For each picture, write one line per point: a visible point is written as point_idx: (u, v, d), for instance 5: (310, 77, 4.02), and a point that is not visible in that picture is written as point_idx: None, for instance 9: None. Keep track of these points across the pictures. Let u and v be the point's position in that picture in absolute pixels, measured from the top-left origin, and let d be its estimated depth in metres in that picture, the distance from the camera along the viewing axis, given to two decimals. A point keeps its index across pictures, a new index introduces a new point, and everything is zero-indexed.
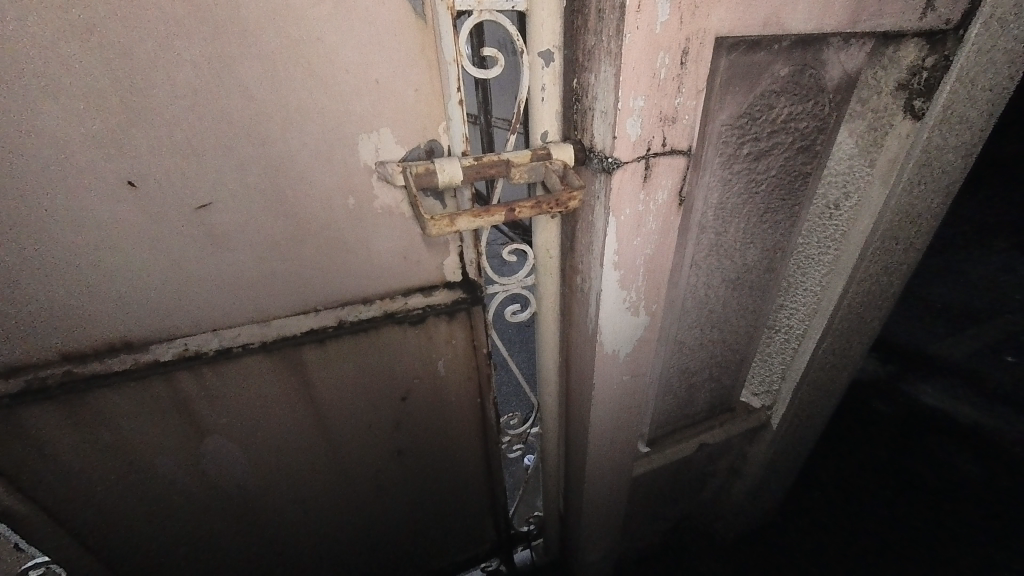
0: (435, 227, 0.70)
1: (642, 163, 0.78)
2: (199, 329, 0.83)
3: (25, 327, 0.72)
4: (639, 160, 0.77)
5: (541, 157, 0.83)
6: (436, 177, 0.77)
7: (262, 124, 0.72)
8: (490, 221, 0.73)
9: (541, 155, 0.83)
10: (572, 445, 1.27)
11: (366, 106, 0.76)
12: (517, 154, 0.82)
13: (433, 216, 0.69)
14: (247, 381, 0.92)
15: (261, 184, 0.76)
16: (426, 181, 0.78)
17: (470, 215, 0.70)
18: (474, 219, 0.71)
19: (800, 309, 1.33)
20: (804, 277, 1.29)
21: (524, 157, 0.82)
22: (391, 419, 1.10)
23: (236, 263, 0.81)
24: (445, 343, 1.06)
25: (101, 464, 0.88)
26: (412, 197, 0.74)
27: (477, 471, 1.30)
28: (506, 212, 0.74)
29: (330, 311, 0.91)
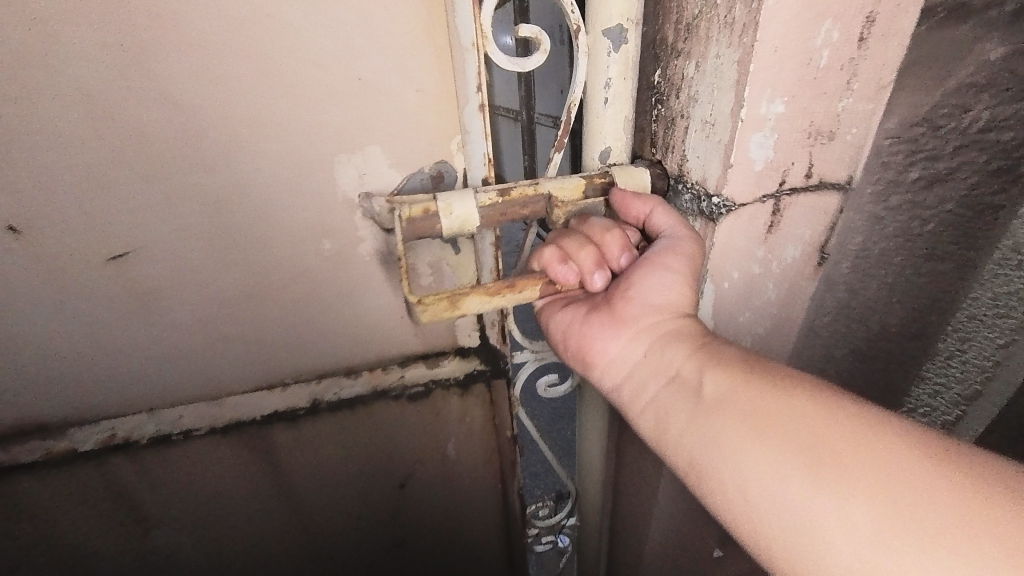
0: (433, 314, 0.45)
1: (769, 204, 0.48)
2: (133, 409, 0.65)
3: None
4: (765, 199, 0.47)
5: (597, 189, 0.55)
6: (438, 222, 0.50)
7: (195, 145, 0.50)
8: (517, 298, 0.49)
9: (599, 186, 0.55)
10: (619, 552, 0.98)
11: (343, 116, 0.52)
12: (565, 184, 0.53)
13: (427, 296, 0.44)
14: (201, 469, 0.72)
15: (205, 228, 0.55)
16: (424, 229, 0.51)
17: (484, 293, 0.46)
18: (489, 296, 0.47)
19: (950, 391, 0.79)
20: (969, 346, 0.73)
21: (576, 187, 0.54)
22: (386, 510, 0.87)
23: (176, 329, 0.60)
24: (457, 422, 0.80)
25: (27, 557, 0.72)
26: (397, 256, 0.46)
27: (496, 566, 1.04)
28: (544, 286, 0.51)
29: (302, 385, 0.69)
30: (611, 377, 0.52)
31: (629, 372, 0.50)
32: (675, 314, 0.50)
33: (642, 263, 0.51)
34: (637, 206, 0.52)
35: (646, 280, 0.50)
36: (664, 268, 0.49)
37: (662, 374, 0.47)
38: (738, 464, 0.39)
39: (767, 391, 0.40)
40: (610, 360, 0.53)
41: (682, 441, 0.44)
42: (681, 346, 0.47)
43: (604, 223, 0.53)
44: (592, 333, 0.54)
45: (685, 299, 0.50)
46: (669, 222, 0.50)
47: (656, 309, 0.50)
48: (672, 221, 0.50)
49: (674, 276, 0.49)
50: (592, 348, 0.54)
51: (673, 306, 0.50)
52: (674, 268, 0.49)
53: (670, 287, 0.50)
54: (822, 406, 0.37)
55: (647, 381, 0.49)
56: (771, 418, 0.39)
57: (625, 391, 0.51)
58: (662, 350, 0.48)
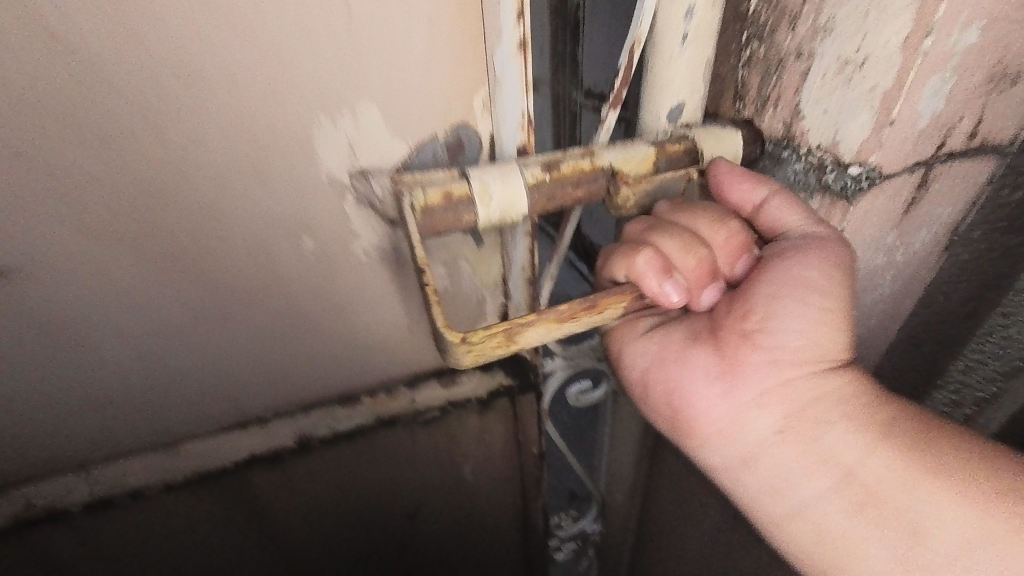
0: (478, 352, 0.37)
1: (920, 175, 0.36)
2: (61, 468, 0.49)
3: None
4: (916, 168, 0.35)
5: (674, 160, 0.39)
6: (465, 214, 0.35)
7: (100, 106, 0.33)
8: (592, 322, 0.39)
9: (677, 155, 0.39)
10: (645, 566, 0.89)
11: (324, 59, 0.35)
12: (632, 154, 0.38)
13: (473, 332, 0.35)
14: (161, 530, 0.57)
15: (131, 228, 0.38)
16: (443, 225, 0.35)
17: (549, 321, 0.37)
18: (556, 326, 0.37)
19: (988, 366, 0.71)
20: (1010, 320, 0.65)
21: (648, 157, 0.38)
22: (394, 545, 0.75)
23: (107, 364, 0.45)
24: (476, 443, 0.68)
25: None
26: (416, 270, 0.35)
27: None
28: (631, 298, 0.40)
29: (285, 421, 0.55)
30: (721, 453, 0.46)
31: (758, 447, 0.44)
32: (826, 369, 0.42)
33: (766, 284, 0.43)
34: (747, 191, 0.40)
35: (786, 327, 0.42)
36: (798, 294, 0.41)
37: (814, 462, 0.41)
38: (857, 537, 0.39)
39: (883, 458, 0.39)
40: (724, 427, 0.45)
41: (821, 525, 0.41)
42: (844, 429, 0.41)
43: (707, 216, 0.42)
44: (693, 381, 0.47)
45: (831, 351, 0.42)
46: (794, 216, 0.40)
47: (792, 361, 0.43)
48: (800, 216, 0.40)
49: (812, 314, 0.42)
50: (692, 401, 0.47)
51: (820, 351, 0.42)
52: (820, 289, 0.40)
53: (806, 333, 0.42)
54: (919, 458, 0.38)
55: (783, 465, 0.43)
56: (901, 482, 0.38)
57: (737, 473, 0.45)
58: (805, 426, 0.42)
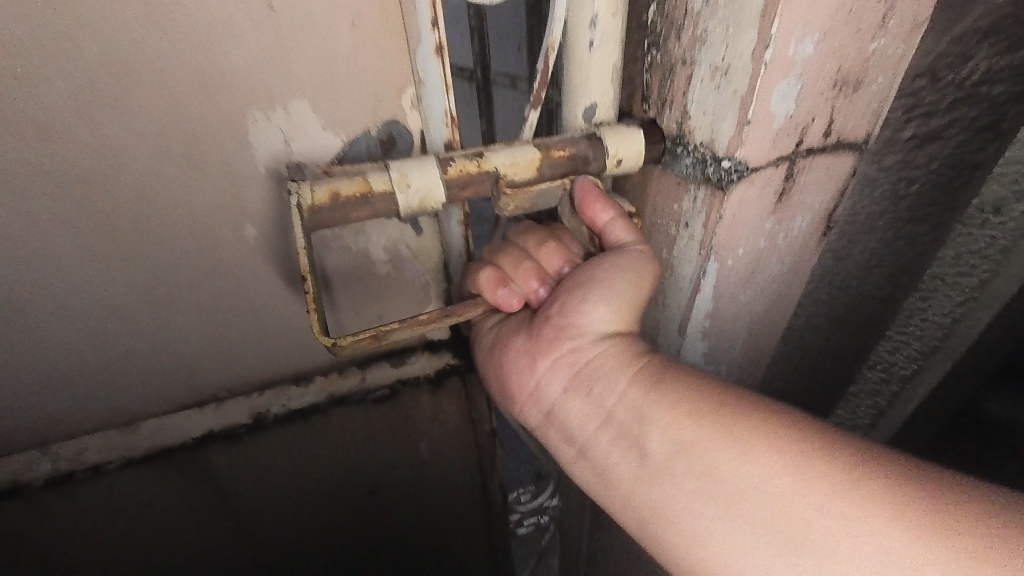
0: (352, 347, 0.39)
1: (786, 166, 0.42)
2: (21, 443, 0.52)
3: None
4: (780, 162, 0.41)
5: (558, 164, 0.43)
6: (352, 212, 0.39)
7: (39, 98, 0.36)
8: (455, 323, 0.44)
9: (562, 160, 0.43)
10: (597, 544, 0.94)
11: (253, 60, 0.39)
12: (517, 158, 0.42)
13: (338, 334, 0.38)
14: (120, 504, 0.60)
15: (74, 212, 0.41)
16: (333, 221, 0.39)
17: (413, 326, 0.41)
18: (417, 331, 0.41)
19: (908, 346, 0.78)
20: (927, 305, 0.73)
21: (532, 164, 0.43)
22: (355, 520, 0.79)
23: (61, 344, 0.48)
24: (429, 421, 0.73)
25: None
26: (301, 275, 0.37)
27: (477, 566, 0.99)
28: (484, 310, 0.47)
29: (240, 399, 0.58)
30: (532, 409, 0.49)
31: (551, 406, 0.47)
32: (606, 338, 0.45)
33: (573, 283, 0.48)
34: (599, 212, 0.45)
35: (582, 301, 0.46)
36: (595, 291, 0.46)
37: (591, 412, 0.43)
38: (622, 466, 0.40)
39: (694, 424, 0.37)
40: (529, 390, 0.49)
41: (597, 463, 0.42)
42: (617, 376, 0.43)
43: (536, 237, 0.51)
44: (515, 351, 0.50)
45: (619, 320, 0.46)
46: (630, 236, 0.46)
47: (589, 332, 0.46)
48: (632, 237, 0.46)
49: (611, 295, 0.45)
50: (510, 369, 0.50)
51: (606, 324, 0.45)
52: (606, 286, 0.45)
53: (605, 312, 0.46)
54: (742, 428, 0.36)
55: (571, 424, 0.45)
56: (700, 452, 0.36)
57: (546, 429, 0.47)
58: (585, 382, 0.44)
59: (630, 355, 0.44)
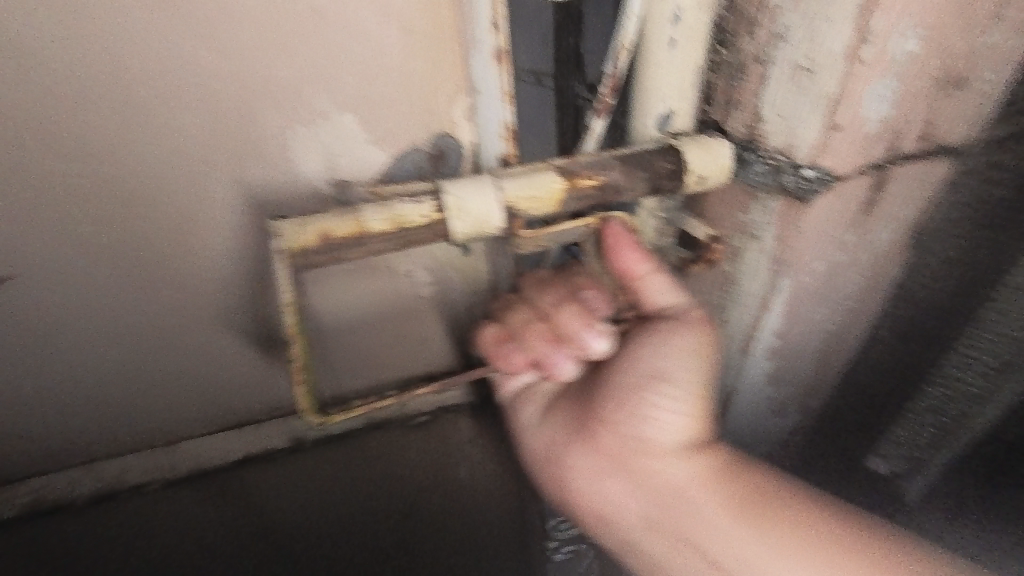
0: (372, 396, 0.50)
1: (875, 175, 0.38)
2: (66, 459, 0.52)
3: None
4: (868, 170, 0.37)
5: (583, 194, 0.39)
6: (348, 253, 0.37)
7: (90, 118, 0.36)
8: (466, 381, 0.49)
9: (588, 190, 0.39)
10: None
11: (301, 73, 0.37)
12: (534, 190, 0.38)
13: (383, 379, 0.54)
14: (158, 520, 0.60)
15: (119, 232, 0.41)
16: (327, 262, 0.37)
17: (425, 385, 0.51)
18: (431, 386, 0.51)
19: None
20: None
21: (552, 194, 0.38)
22: (387, 562, 0.73)
23: (107, 361, 0.47)
24: (465, 443, 0.70)
25: None
26: (287, 337, 0.40)
27: None
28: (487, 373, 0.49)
29: (279, 423, 0.58)
30: (613, 531, 0.50)
31: (634, 533, 0.48)
32: (682, 454, 0.47)
33: (630, 386, 0.48)
34: (634, 261, 0.44)
35: (652, 422, 0.47)
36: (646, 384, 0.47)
37: (682, 547, 0.45)
38: None
39: (770, 548, 0.42)
40: (608, 516, 0.50)
41: None
42: (700, 503, 0.45)
43: (558, 293, 0.47)
44: (584, 474, 0.51)
45: (691, 432, 0.47)
46: (665, 296, 0.45)
47: (663, 451, 0.47)
48: (668, 292, 0.45)
49: (679, 400, 0.47)
50: (585, 494, 0.51)
51: (679, 438, 0.47)
52: (674, 399, 0.46)
53: (667, 427, 0.47)
54: (815, 550, 0.41)
55: (658, 551, 0.47)
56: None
57: (630, 552, 0.50)
58: (671, 516, 0.46)
59: (711, 476, 0.46)
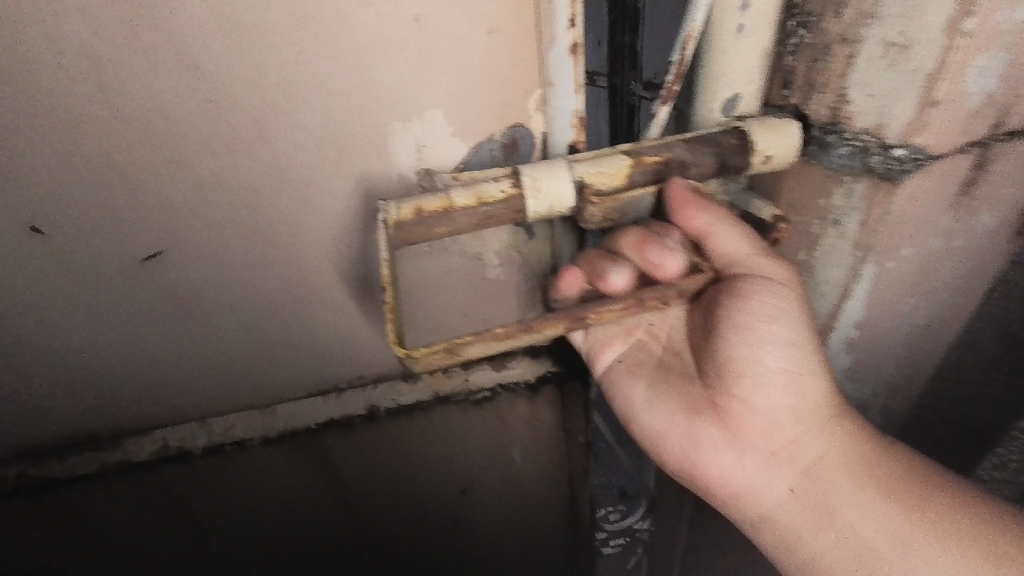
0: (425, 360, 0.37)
1: (973, 154, 0.36)
2: (182, 420, 0.59)
3: None
4: (967, 148, 0.35)
5: (650, 171, 0.41)
6: (434, 228, 0.40)
7: (221, 116, 0.40)
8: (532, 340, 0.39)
9: (653, 166, 0.41)
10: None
11: (400, 72, 0.41)
12: (605, 167, 0.40)
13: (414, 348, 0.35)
14: (253, 477, 0.67)
15: (237, 219, 0.46)
16: (418, 237, 0.40)
17: (487, 340, 0.36)
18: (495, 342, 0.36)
19: None
20: None
21: (621, 171, 0.40)
22: (446, 517, 0.82)
23: (220, 334, 0.53)
24: (524, 426, 0.72)
25: (91, 562, 0.70)
26: (381, 285, 0.37)
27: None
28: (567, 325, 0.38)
29: (357, 391, 0.62)
30: (745, 511, 0.49)
31: (771, 508, 0.47)
32: (812, 423, 0.46)
33: (750, 349, 0.47)
34: (692, 217, 0.43)
35: (777, 388, 0.47)
36: (763, 348, 0.46)
37: (823, 521, 0.44)
38: None
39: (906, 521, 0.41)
40: (740, 492, 0.49)
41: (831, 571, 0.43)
42: (840, 475, 0.45)
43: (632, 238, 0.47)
44: (710, 450, 0.51)
45: (817, 398, 0.46)
46: (736, 243, 0.44)
47: (788, 418, 0.47)
48: (733, 239, 0.44)
49: (800, 363, 0.46)
50: (712, 469, 0.51)
51: (805, 405, 0.46)
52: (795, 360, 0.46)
53: (791, 396, 0.47)
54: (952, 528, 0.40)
55: (794, 526, 0.46)
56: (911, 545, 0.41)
57: (761, 530, 0.48)
58: (813, 488, 0.45)
59: (847, 448, 0.45)
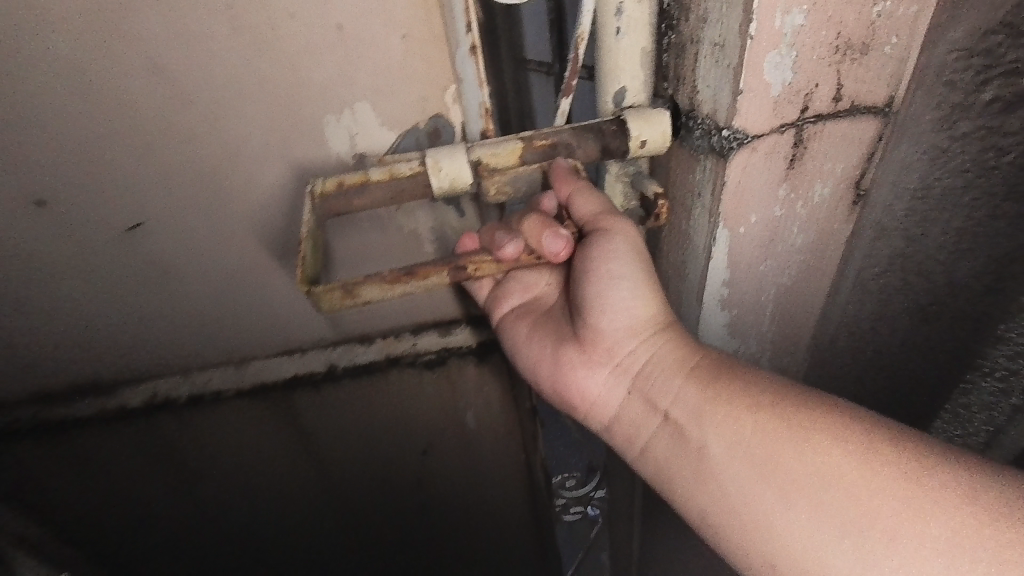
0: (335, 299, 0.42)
1: (791, 133, 0.41)
2: (168, 371, 0.69)
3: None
4: (784, 129, 0.40)
5: (540, 153, 0.47)
6: (353, 199, 0.47)
7: (181, 110, 0.48)
8: (421, 288, 0.43)
9: (542, 149, 0.46)
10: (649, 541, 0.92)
11: (329, 72, 0.48)
12: (499, 150, 0.46)
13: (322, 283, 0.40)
14: (233, 427, 0.77)
15: (201, 197, 0.54)
16: (339, 207, 0.47)
17: (381, 281, 0.41)
18: (389, 286, 0.42)
19: None
20: None
21: (513, 153, 0.46)
22: (410, 475, 0.90)
23: (194, 298, 0.62)
24: (473, 392, 0.80)
25: (102, 494, 0.82)
26: (299, 239, 0.43)
27: (523, 538, 1.04)
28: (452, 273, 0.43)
29: (318, 350, 0.70)
30: (598, 418, 0.54)
31: (616, 411, 0.52)
32: (642, 331, 0.50)
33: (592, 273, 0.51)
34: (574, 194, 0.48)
35: (613, 303, 0.50)
36: (611, 274, 0.50)
37: (650, 413, 0.48)
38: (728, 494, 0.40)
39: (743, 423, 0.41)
40: (593, 400, 0.54)
41: (658, 462, 0.47)
42: (662, 375, 0.48)
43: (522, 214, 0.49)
44: (569, 366, 0.55)
45: (648, 309, 0.50)
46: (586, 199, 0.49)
47: (625, 329, 0.51)
48: (586, 196, 0.49)
49: (632, 280, 0.50)
50: (572, 383, 0.55)
51: (638, 316, 0.50)
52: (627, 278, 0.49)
53: (627, 309, 0.50)
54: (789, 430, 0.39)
55: (631, 424, 0.50)
56: (762, 458, 0.39)
57: (610, 433, 0.53)
58: (642, 390, 0.49)
59: (673, 352, 0.48)
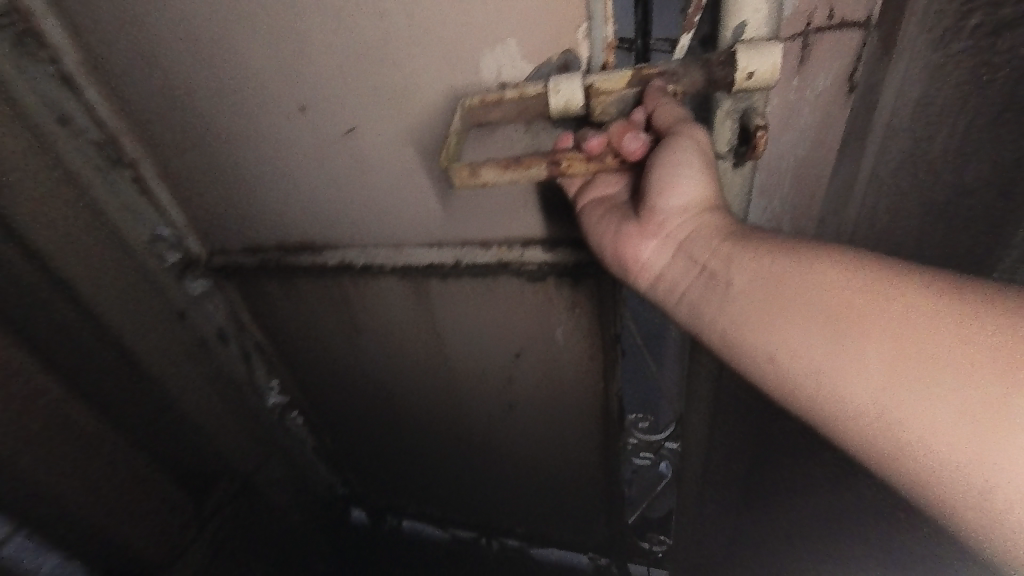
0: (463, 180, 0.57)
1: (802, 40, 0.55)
2: (353, 244, 0.96)
3: (265, 221, 0.98)
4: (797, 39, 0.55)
5: (647, 80, 0.55)
6: (492, 112, 0.62)
7: (391, 42, 0.67)
8: (526, 176, 0.55)
9: (649, 78, 0.55)
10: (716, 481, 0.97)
11: (491, 11, 0.62)
12: (611, 77, 0.56)
13: (453, 164, 0.56)
14: (386, 297, 1.03)
15: (393, 111, 0.74)
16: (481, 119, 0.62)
17: (497, 166, 0.54)
18: (503, 171, 0.55)
19: None
20: None
21: (621, 79, 0.56)
22: (504, 371, 1.08)
23: (378, 190, 0.86)
24: (565, 309, 0.91)
25: (303, 327, 1.19)
26: (447, 136, 0.59)
27: (593, 455, 1.17)
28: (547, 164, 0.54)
29: (450, 248, 0.89)
30: (643, 278, 0.62)
31: (660, 269, 0.60)
32: (697, 207, 0.57)
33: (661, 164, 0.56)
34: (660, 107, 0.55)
35: (677, 184, 0.56)
36: (678, 161, 0.55)
37: (691, 268, 0.57)
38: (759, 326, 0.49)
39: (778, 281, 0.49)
40: (641, 264, 0.61)
41: (703, 309, 0.55)
42: (706, 237, 0.56)
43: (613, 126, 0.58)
44: (625, 237, 0.62)
45: (706, 188, 0.56)
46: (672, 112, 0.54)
47: (683, 205, 0.57)
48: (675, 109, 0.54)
49: (697, 167, 0.55)
50: (625, 250, 0.62)
51: (698, 195, 0.57)
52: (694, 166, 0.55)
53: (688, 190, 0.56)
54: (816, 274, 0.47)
55: (674, 277, 0.59)
56: (773, 280, 0.49)
57: (653, 287, 0.62)
58: (686, 250, 0.58)
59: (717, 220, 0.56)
